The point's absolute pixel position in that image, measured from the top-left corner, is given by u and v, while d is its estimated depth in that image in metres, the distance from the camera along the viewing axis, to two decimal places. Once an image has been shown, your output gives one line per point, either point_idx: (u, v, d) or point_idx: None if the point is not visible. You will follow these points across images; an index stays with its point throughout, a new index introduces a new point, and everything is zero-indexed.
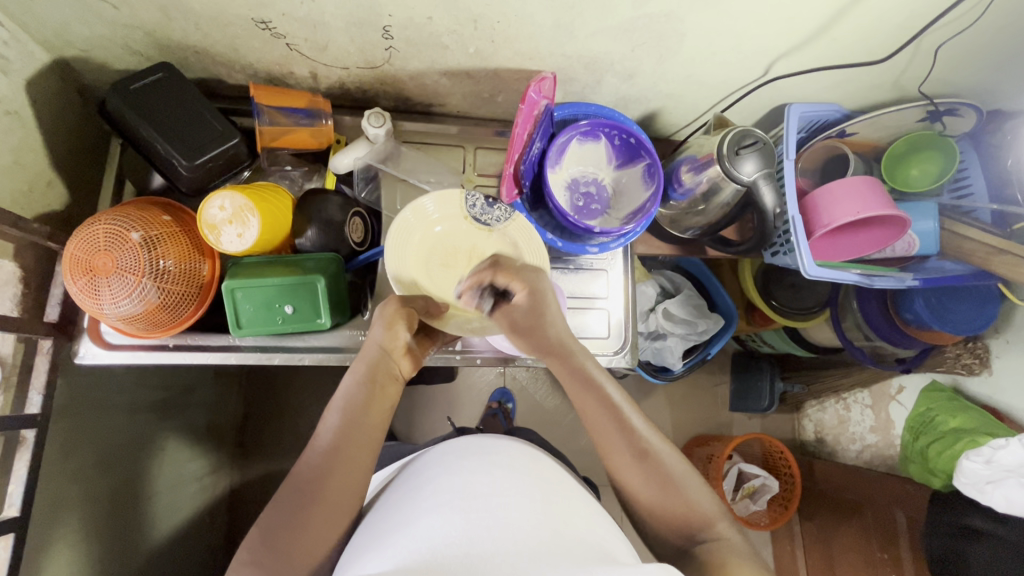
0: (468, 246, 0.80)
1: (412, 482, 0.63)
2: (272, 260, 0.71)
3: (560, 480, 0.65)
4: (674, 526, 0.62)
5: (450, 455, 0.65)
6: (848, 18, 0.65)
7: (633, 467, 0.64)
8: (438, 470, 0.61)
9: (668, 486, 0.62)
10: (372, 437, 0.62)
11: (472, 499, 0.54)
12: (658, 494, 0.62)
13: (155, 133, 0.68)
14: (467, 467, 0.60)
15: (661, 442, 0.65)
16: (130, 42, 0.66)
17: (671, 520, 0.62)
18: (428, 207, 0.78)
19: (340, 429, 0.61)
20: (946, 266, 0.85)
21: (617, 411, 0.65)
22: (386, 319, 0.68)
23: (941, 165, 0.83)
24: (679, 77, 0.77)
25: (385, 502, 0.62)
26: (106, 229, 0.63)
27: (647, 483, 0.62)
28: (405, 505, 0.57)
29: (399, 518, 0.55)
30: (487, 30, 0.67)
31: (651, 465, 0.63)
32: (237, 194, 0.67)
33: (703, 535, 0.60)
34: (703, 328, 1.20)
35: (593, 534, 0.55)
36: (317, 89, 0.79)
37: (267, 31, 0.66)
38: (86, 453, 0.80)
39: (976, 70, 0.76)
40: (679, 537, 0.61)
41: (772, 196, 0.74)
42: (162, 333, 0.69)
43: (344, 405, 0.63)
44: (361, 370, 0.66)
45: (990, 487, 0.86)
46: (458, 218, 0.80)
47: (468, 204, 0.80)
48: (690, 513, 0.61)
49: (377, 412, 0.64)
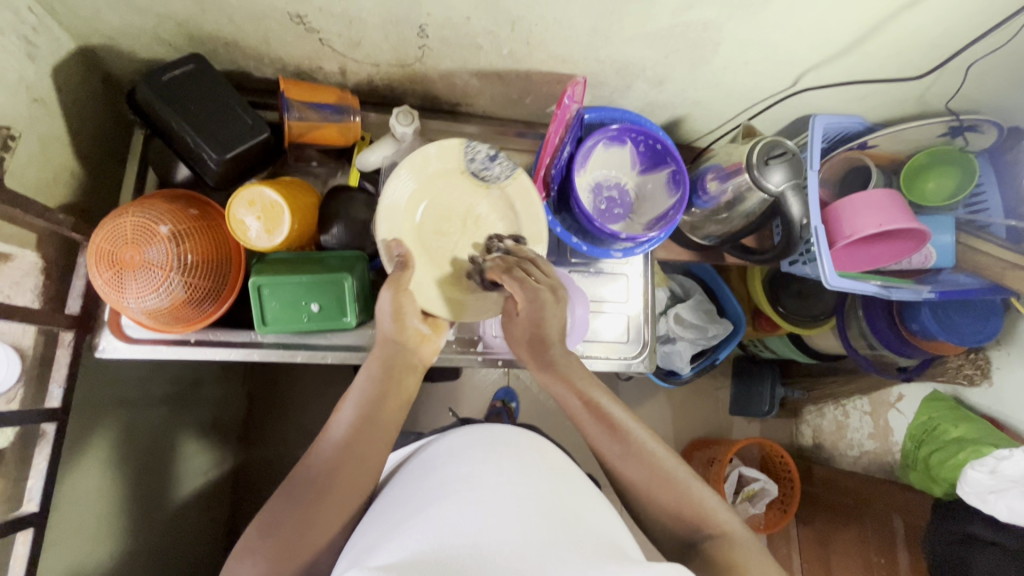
0: (464, 207, 0.75)
1: (419, 472, 0.62)
2: (297, 257, 0.70)
3: (565, 468, 0.65)
4: (676, 526, 0.61)
5: (456, 445, 0.65)
6: (883, 33, 0.66)
7: (632, 466, 0.63)
8: (446, 460, 0.61)
9: (660, 483, 0.62)
10: (388, 427, 0.62)
11: (481, 490, 0.53)
12: (651, 492, 0.62)
13: (183, 124, 0.67)
14: (477, 458, 0.60)
15: (649, 437, 0.64)
16: (161, 32, 0.65)
17: (674, 520, 0.61)
18: (427, 158, 0.73)
19: (354, 423, 0.60)
20: (960, 279, 0.87)
21: (602, 413, 0.65)
22: (395, 309, 0.67)
23: (958, 180, 0.84)
24: (709, 84, 0.78)
25: (391, 490, 0.61)
26: (134, 221, 0.62)
27: (647, 477, 0.62)
28: (412, 496, 0.57)
29: (406, 509, 0.54)
30: (524, 33, 0.67)
31: (646, 462, 0.63)
32: (268, 189, 0.66)
33: (704, 533, 0.59)
34: (712, 333, 1.21)
35: (604, 527, 0.55)
36: (344, 85, 0.79)
37: (302, 26, 0.65)
38: (98, 446, 0.78)
39: (999, 88, 0.77)
40: (682, 533, 0.60)
41: (799, 206, 0.75)
42: (184, 328, 0.68)
43: (357, 398, 0.63)
44: (376, 364, 0.65)
45: (993, 496, 0.88)
46: (453, 172, 0.75)
47: (466, 156, 0.74)
48: (689, 510, 0.60)
49: (392, 401, 0.63)
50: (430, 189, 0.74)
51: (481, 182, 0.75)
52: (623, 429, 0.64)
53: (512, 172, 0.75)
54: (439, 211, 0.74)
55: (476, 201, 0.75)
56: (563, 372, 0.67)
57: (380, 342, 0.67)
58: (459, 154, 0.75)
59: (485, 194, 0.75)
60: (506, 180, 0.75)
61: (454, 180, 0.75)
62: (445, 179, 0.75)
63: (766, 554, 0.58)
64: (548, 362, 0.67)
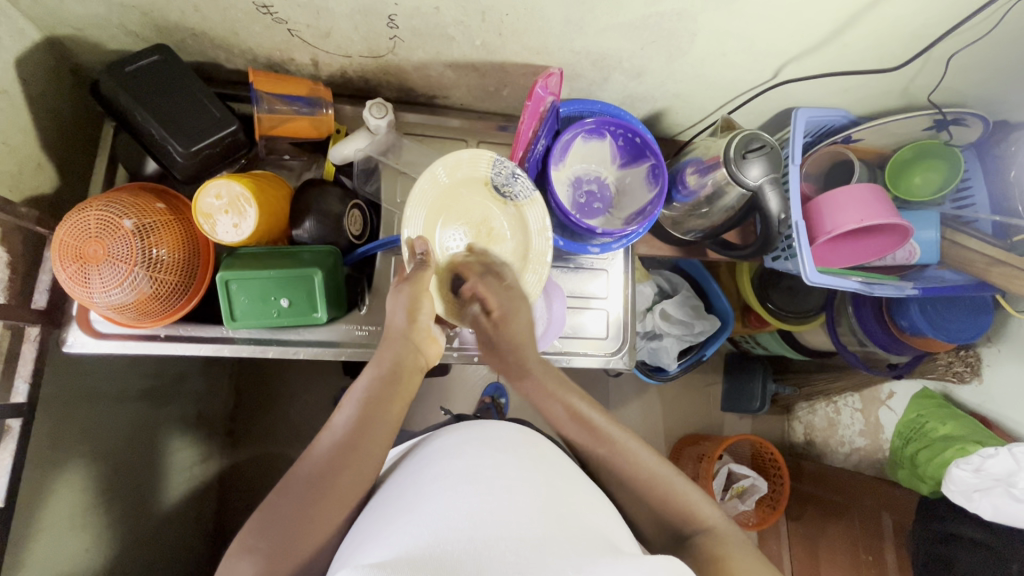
0: (480, 216, 0.74)
1: (412, 470, 0.61)
2: (266, 252, 0.69)
3: (556, 460, 0.63)
4: (666, 523, 0.60)
5: (450, 441, 0.63)
6: (863, 22, 0.64)
7: (616, 466, 0.63)
8: (438, 457, 0.60)
9: (645, 484, 0.61)
10: (392, 425, 0.62)
11: (475, 484, 0.52)
12: (636, 488, 0.62)
13: (150, 117, 0.66)
14: (469, 453, 0.58)
15: (627, 436, 0.65)
16: (126, 23, 0.64)
17: (663, 518, 0.60)
18: (459, 162, 0.71)
19: (357, 420, 0.60)
20: (945, 275, 0.86)
21: (582, 419, 0.67)
22: (410, 309, 0.67)
23: (945, 175, 0.82)
24: (688, 76, 0.76)
25: (389, 487, 0.60)
26: (98, 215, 0.62)
27: (628, 477, 0.62)
28: (407, 492, 0.55)
29: (401, 505, 0.53)
30: (496, 23, 0.66)
31: (626, 464, 0.63)
32: (234, 183, 0.65)
33: (693, 528, 0.58)
34: (698, 329, 1.20)
35: (600, 520, 0.54)
36: (317, 76, 0.77)
37: (269, 16, 0.64)
38: (74, 440, 0.78)
39: (985, 81, 0.75)
40: (670, 530, 0.60)
41: (777, 201, 0.73)
42: (153, 323, 0.68)
43: (360, 397, 0.62)
44: (386, 362, 0.66)
45: (978, 495, 0.87)
46: (480, 181, 0.73)
47: (494, 169, 0.72)
48: (674, 508, 0.60)
49: (400, 399, 0.64)
50: (457, 193, 0.73)
51: (501, 198, 0.74)
52: (605, 433, 0.65)
53: (530, 194, 0.72)
54: (462, 218, 0.74)
55: (495, 215, 0.74)
56: (543, 384, 0.70)
57: (390, 340, 0.67)
58: (488, 165, 0.73)
59: (502, 209, 0.74)
60: (525, 199, 0.72)
61: (478, 190, 0.73)
62: (468, 186, 0.73)
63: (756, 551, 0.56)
64: (523, 372, 0.71)
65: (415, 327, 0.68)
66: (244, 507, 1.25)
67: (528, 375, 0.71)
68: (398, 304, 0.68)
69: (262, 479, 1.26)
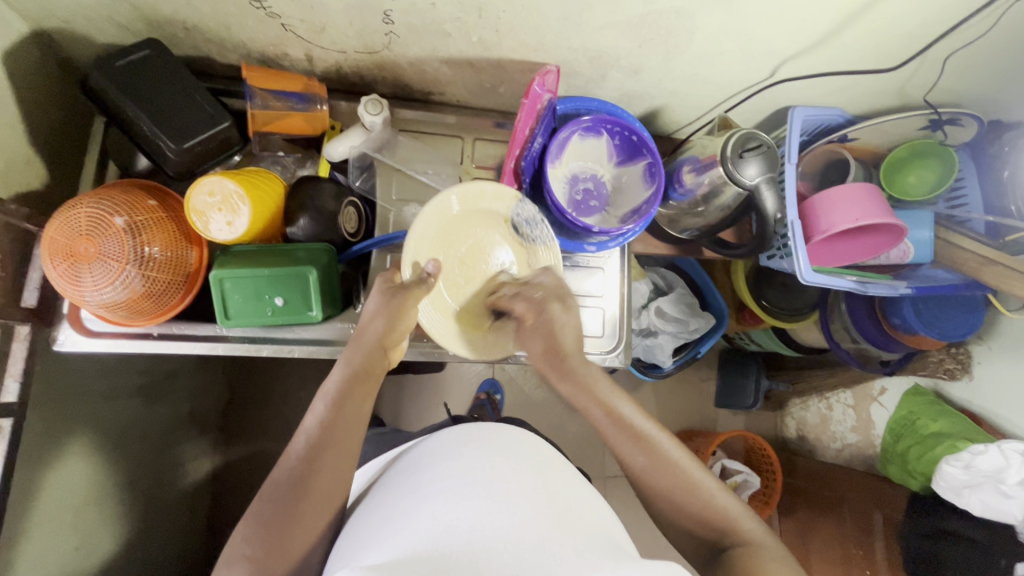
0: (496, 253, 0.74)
1: (409, 471, 0.60)
2: (260, 250, 0.69)
3: (555, 460, 0.63)
4: (701, 529, 0.60)
5: (447, 442, 0.63)
6: (861, 22, 0.64)
7: (653, 474, 0.62)
8: (436, 458, 0.60)
9: (684, 493, 0.61)
10: (357, 420, 0.61)
11: (474, 484, 0.52)
12: (673, 496, 0.62)
13: (141, 113, 0.65)
14: (467, 455, 0.58)
15: (675, 447, 0.64)
16: (116, 16, 0.63)
17: (696, 526, 0.61)
18: (482, 193, 0.73)
19: (326, 421, 0.59)
20: (938, 275, 0.86)
21: (628, 423, 0.65)
22: (393, 314, 0.65)
23: (939, 174, 0.82)
24: (685, 75, 0.76)
25: (379, 491, 0.61)
26: (88, 213, 0.61)
27: (668, 487, 0.62)
28: (404, 492, 0.56)
29: (398, 506, 0.53)
30: (493, 19, 0.65)
31: (669, 473, 0.62)
32: (227, 180, 0.64)
33: (731, 539, 0.58)
34: (693, 327, 1.20)
35: (598, 521, 0.54)
36: (312, 72, 0.77)
37: (262, 10, 0.63)
38: (65, 439, 0.77)
39: (980, 81, 0.76)
40: (707, 540, 0.60)
41: (773, 200, 0.73)
42: (146, 322, 0.67)
43: (329, 397, 0.61)
44: (355, 361, 0.64)
45: (967, 491, 0.89)
46: (497, 218, 0.74)
47: (516, 210, 0.74)
48: (714, 518, 0.60)
49: (367, 394, 0.63)
50: (471, 221, 0.73)
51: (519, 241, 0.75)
52: (645, 436, 0.64)
53: (548, 242, 0.75)
54: (467, 245, 0.73)
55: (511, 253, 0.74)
56: (586, 383, 0.66)
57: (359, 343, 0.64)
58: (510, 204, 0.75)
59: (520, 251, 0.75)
60: (541, 245, 0.75)
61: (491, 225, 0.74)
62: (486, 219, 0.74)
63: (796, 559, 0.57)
64: (567, 373, 0.67)
65: (391, 332, 0.65)
66: (237, 505, 1.24)
67: (570, 375, 0.67)
68: (382, 310, 0.65)
69: (256, 477, 1.26)
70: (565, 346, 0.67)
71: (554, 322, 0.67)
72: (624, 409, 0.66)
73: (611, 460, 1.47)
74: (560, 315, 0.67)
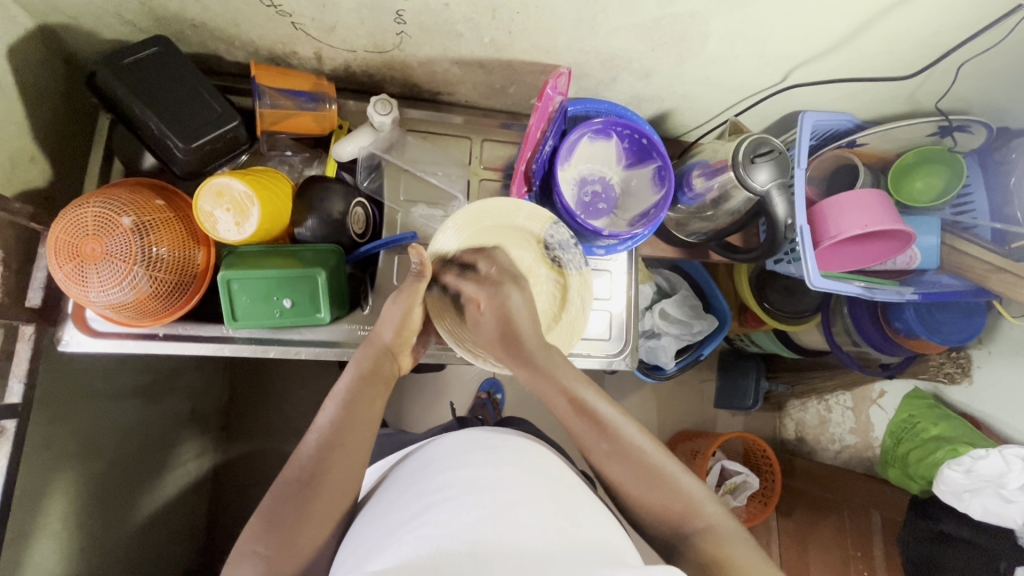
0: (525, 268, 0.76)
1: (413, 476, 0.60)
2: (267, 251, 0.68)
3: (563, 473, 0.62)
4: (663, 518, 0.58)
5: (453, 448, 0.62)
6: (876, 28, 0.64)
7: (615, 463, 0.60)
8: (440, 463, 0.59)
9: (648, 477, 0.59)
10: (369, 422, 0.62)
11: (476, 493, 0.52)
12: (639, 485, 0.59)
13: (149, 111, 0.64)
14: (471, 461, 0.58)
15: (638, 432, 0.62)
16: (124, 12, 0.62)
17: (656, 516, 0.58)
18: (516, 212, 0.72)
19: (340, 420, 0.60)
20: (943, 281, 0.87)
21: (588, 411, 0.62)
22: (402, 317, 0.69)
23: (945, 181, 0.83)
24: (697, 78, 0.76)
25: (382, 496, 0.60)
26: (95, 212, 0.60)
27: (630, 476, 0.59)
28: (406, 499, 0.55)
29: (401, 513, 0.53)
30: (506, 21, 0.64)
31: (632, 461, 0.60)
32: (236, 181, 0.63)
33: (689, 526, 0.57)
34: (697, 329, 1.20)
35: (602, 527, 0.54)
36: (320, 71, 0.76)
37: (272, 9, 0.62)
38: (68, 439, 0.76)
39: (990, 88, 0.76)
40: (667, 529, 0.58)
41: (784, 206, 0.73)
42: (151, 323, 0.66)
43: (340, 397, 0.63)
44: (365, 365, 0.66)
45: (969, 496, 0.89)
46: (530, 236, 0.75)
47: (549, 231, 0.74)
48: (676, 506, 0.58)
49: (381, 394, 0.65)
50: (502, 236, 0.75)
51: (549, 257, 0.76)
52: (609, 426, 0.62)
53: (579, 267, 0.75)
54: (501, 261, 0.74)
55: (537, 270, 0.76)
56: (545, 368, 0.65)
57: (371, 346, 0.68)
58: (544, 222, 0.74)
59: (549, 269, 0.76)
60: (574, 270, 0.75)
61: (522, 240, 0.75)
62: (520, 237, 0.75)
63: (757, 545, 0.56)
64: (524, 355, 0.66)
65: (399, 338, 0.70)
66: (237, 504, 1.23)
67: (529, 359, 0.66)
68: (391, 315, 0.69)
69: (256, 476, 1.25)
70: (519, 323, 0.69)
71: (506, 298, 0.70)
72: (585, 396, 0.63)
73: None
74: (514, 295, 0.70)
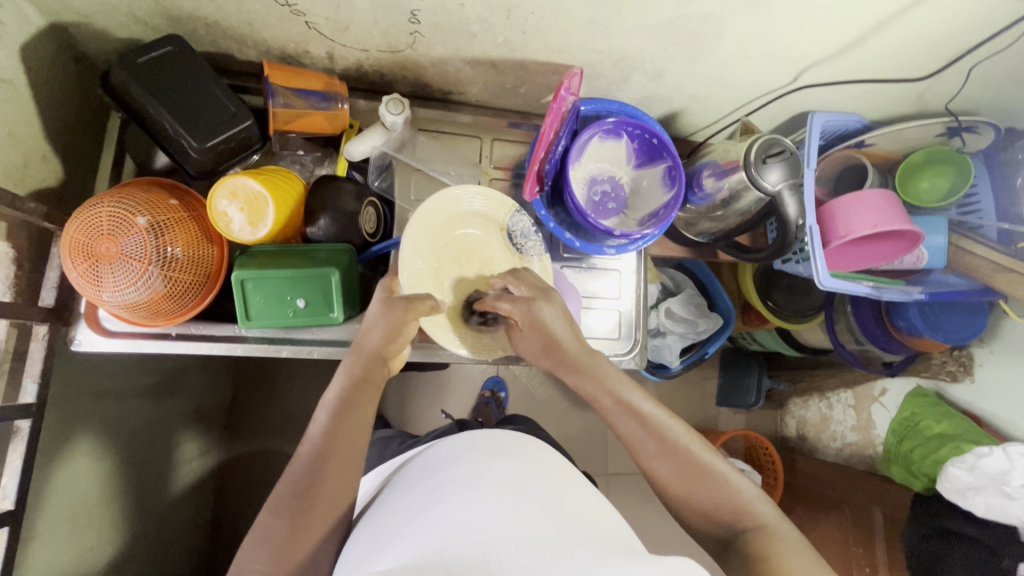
0: (487, 256, 0.77)
1: (420, 476, 0.60)
2: (280, 250, 0.68)
3: (570, 472, 0.62)
4: (714, 514, 0.59)
5: (458, 448, 0.63)
6: (888, 30, 0.64)
7: (661, 462, 0.61)
8: (446, 463, 0.59)
9: (696, 475, 0.60)
10: (362, 429, 0.61)
11: (483, 488, 0.52)
12: (687, 484, 0.60)
13: (163, 110, 0.64)
14: (475, 460, 0.58)
15: (684, 430, 0.62)
16: (138, 11, 0.62)
17: (708, 516, 0.59)
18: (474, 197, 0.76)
19: (331, 431, 0.59)
20: (948, 280, 0.88)
21: (634, 411, 0.63)
22: (393, 329, 0.65)
23: (952, 181, 0.83)
24: (708, 79, 0.76)
25: (387, 499, 0.60)
26: (110, 212, 0.60)
27: (676, 473, 0.60)
28: (413, 498, 0.55)
29: (406, 514, 0.53)
30: (520, 21, 0.64)
31: (679, 459, 0.61)
32: (251, 180, 0.63)
33: (743, 524, 0.57)
34: (702, 328, 1.21)
35: (611, 523, 0.54)
36: (332, 70, 0.76)
37: (287, 8, 0.62)
38: (79, 438, 0.76)
39: (998, 90, 0.76)
40: (720, 527, 0.58)
41: (795, 206, 0.74)
42: (165, 322, 0.66)
43: (332, 407, 0.61)
44: (354, 371, 0.63)
45: (972, 493, 0.90)
46: (492, 224, 0.78)
47: (512, 219, 0.78)
48: (724, 502, 0.58)
49: (368, 401, 0.62)
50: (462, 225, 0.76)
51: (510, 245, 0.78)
52: (651, 421, 0.63)
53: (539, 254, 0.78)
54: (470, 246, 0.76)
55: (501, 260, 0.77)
56: (591, 372, 0.65)
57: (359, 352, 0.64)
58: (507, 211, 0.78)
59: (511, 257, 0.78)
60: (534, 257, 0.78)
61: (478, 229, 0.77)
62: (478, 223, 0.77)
63: (811, 545, 0.55)
64: (569, 363, 0.66)
65: (390, 344, 0.65)
66: (242, 502, 1.23)
67: (574, 365, 0.66)
68: (380, 323, 0.65)
69: (261, 475, 1.25)
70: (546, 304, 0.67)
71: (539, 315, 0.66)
72: (631, 394, 0.64)
73: (614, 458, 1.47)
74: (546, 309, 0.67)
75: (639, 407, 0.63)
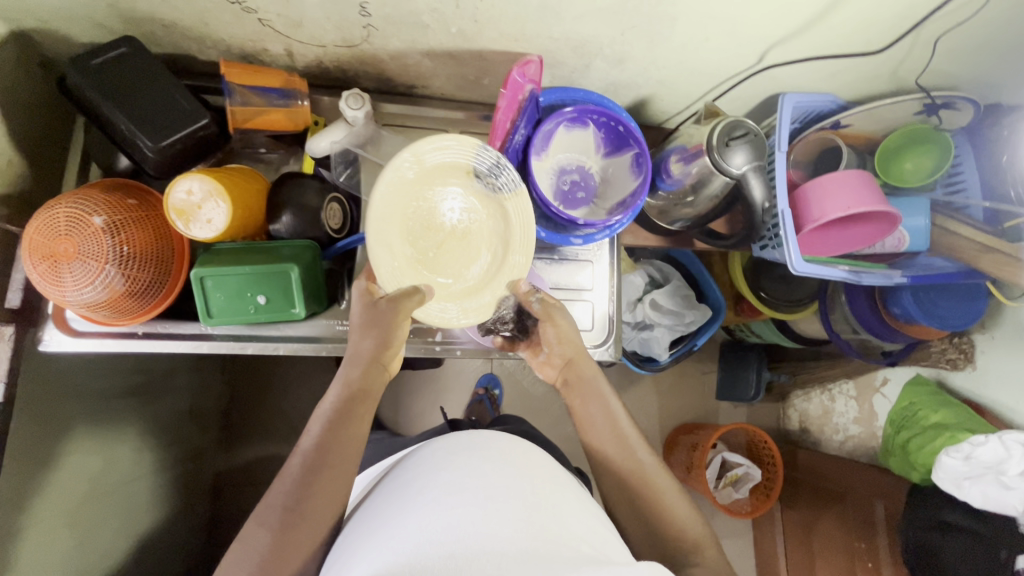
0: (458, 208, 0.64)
1: (402, 480, 0.59)
2: (242, 247, 0.69)
3: (560, 475, 0.61)
4: (660, 544, 0.64)
5: (446, 448, 0.61)
6: (849, 3, 0.62)
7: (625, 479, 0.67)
8: (429, 466, 0.58)
9: (653, 501, 0.65)
10: (356, 442, 0.61)
11: (461, 493, 0.51)
12: (642, 505, 0.66)
13: (119, 111, 0.64)
14: (461, 463, 0.57)
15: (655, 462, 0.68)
16: (92, 14, 0.62)
17: (654, 541, 0.64)
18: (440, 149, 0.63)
19: (320, 445, 0.59)
20: (937, 263, 0.84)
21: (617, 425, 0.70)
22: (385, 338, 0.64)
23: (937, 159, 0.80)
24: (672, 63, 0.75)
25: (375, 501, 0.60)
26: (67, 212, 0.60)
27: (634, 494, 0.66)
28: (395, 504, 0.55)
29: (387, 520, 0.52)
30: (470, 9, 0.64)
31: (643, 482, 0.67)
32: (206, 179, 0.64)
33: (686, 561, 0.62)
34: (689, 319, 1.19)
35: (583, 531, 0.52)
36: (293, 67, 0.76)
37: (237, 6, 0.62)
38: (63, 438, 0.78)
39: (975, 62, 0.74)
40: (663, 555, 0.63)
41: (761, 189, 0.72)
42: (130, 320, 0.67)
43: (324, 419, 0.61)
44: (350, 384, 0.63)
45: (968, 483, 0.86)
46: (459, 169, 0.64)
47: (478, 159, 0.64)
48: (673, 535, 0.64)
49: (364, 416, 0.63)
50: (429, 181, 0.63)
51: (484, 191, 0.65)
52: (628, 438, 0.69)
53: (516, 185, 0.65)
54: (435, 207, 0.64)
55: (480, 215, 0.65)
56: (593, 388, 0.72)
57: (353, 363, 0.64)
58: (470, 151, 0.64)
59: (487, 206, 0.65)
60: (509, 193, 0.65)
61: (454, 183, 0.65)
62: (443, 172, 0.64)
63: None
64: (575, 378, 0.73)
65: (385, 351, 0.65)
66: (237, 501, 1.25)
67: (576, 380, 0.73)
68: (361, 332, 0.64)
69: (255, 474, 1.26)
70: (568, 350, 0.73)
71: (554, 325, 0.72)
72: (614, 408, 0.71)
73: None
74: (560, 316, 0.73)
75: (621, 424, 0.70)
